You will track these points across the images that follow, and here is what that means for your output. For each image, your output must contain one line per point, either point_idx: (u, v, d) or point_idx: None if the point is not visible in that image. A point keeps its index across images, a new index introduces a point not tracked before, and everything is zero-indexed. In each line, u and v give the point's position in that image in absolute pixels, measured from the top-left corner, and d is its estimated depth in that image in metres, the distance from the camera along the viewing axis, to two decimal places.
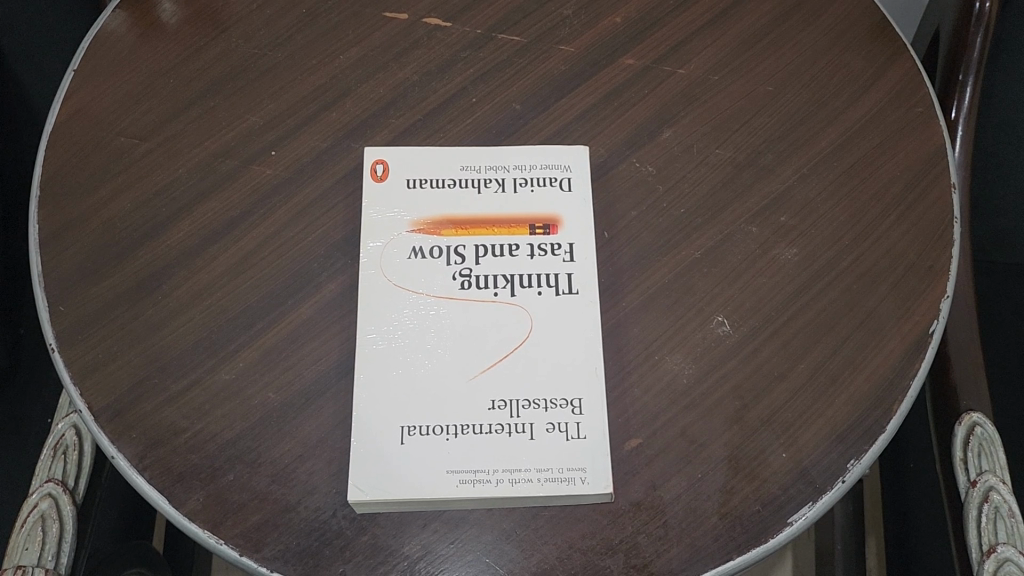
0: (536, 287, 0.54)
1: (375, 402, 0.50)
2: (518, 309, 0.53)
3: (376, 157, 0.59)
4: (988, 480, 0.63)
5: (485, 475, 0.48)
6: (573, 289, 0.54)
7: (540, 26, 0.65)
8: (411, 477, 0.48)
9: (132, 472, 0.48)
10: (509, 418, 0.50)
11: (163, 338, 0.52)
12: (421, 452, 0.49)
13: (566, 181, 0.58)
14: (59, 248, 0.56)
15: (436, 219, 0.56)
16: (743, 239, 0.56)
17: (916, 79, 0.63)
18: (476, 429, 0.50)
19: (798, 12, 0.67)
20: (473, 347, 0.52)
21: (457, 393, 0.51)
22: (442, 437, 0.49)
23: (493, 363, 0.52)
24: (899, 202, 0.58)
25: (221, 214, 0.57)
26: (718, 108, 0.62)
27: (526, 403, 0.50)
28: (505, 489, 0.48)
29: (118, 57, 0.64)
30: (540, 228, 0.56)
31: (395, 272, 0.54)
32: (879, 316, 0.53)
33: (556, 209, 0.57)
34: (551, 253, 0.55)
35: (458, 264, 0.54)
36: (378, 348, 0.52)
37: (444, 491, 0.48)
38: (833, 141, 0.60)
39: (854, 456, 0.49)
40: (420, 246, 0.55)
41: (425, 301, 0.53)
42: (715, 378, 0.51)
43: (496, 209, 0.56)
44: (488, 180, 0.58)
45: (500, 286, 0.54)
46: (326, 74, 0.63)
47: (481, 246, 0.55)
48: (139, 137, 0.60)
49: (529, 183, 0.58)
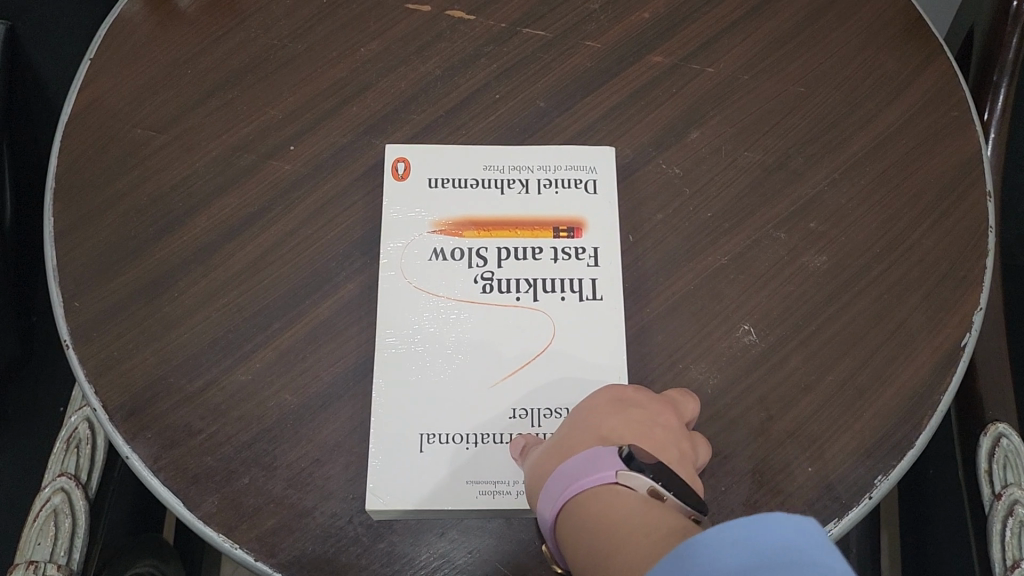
0: (560, 292, 0.53)
1: (394, 408, 0.49)
2: (540, 315, 0.52)
3: (397, 154, 0.57)
4: (1013, 493, 0.62)
5: (505, 486, 0.47)
6: (597, 294, 0.53)
7: (566, 21, 0.64)
8: (431, 485, 0.47)
9: (146, 474, 0.47)
10: (531, 427, 0.49)
11: (179, 335, 0.51)
12: (440, 461, 0.48)
13: (591, 182, 0.56)
14: (76, 241, 0.55)
15: (458, 220, 0.55)
16: (772, 245, 0.55)
17: (952, 82, 0.62)
18: (497, 438, 0.49)
19: (832, 9, 0.65)
20: (495, 353, 0.51)
21: (477, 399, 0.50)
22: (462, 445, 0.49)
23: (514, 370, 0.51)
24: (932, 210, 0.56)
25: (239, 209, 0.56)
26: (747, 109, 0.60)
27: (548, 412, 0.50)
28: (525, 501, 0.47)
29: (136, 45, 0.62)
30: (564, 231, 0.55)
31: (416, 274, 0.53)
32: (910, 328, 0.52)
33: (581, 211, 0.55)
34: (575, 257, 0.54)
35: (479, 267, 0.53)
36: (397, 352, 0.51)
37: (463, 502, 0.47)
38: (866, 145, 0.59)
39: (882, 472, 0.48)
40: (441, 247, 0.54)
41: (446, 304, 0.52)
42: (741, 388, 0.50)
43: (519, 211, 0.55)
44: (511, 180, 0.56)
45: (523, 290, 0.53)
46: (347, 66, 0.62)
47: (504, 249, 0.54)
48: (157, 128, 0.59)
49: (553, 184, 0.56)
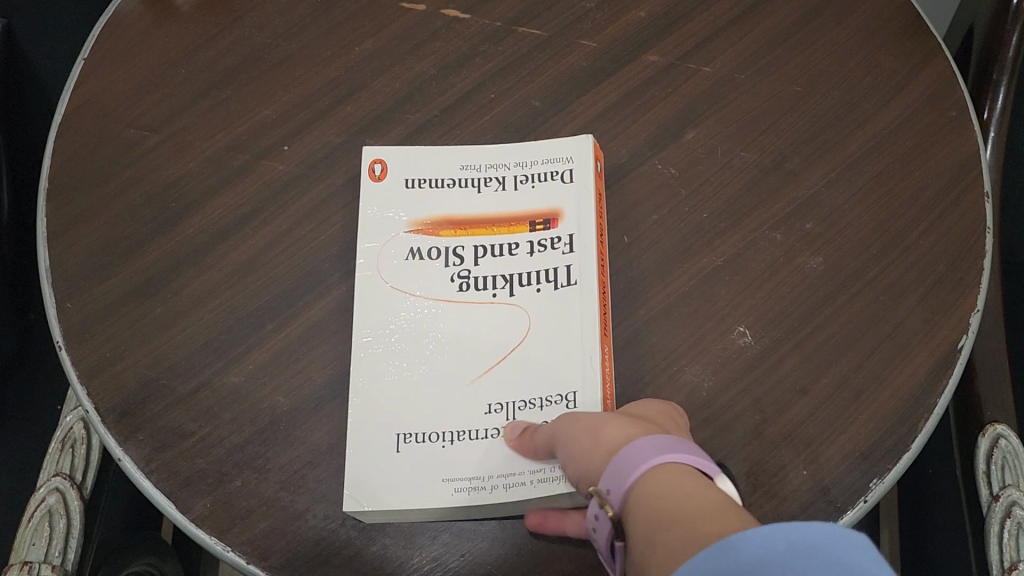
0: (535, 284, 0.52)
1: (370, 410, 0.49)
2: (516, 310, 0.52)
3: (374, 157, 0.57)
4: (1011, 495, 0.61)
5: (481, 482, 0.47)
6: (572, 281, 0.52)
7: (562, 19, 0.63)
8: (408, 485, 0.47)
9: (138, 476, 0.47)
10: (506, 420, 0.49)
11: (171, 337, 0.51)
12: (417, 460, 0.48)
13: (567, 173, 0.56)
14: (68, 242, 0.55)
15: (435, 219, 0.54)
16: (767, 246, 0.54)
17: (950, 82, 0.61)
18: (472, 434, 0.48)
19: (830, 7, 0.65)
20: (471, 350, 0.51)
21: (453, 397, 0.49)
22: (438, 443, 0.48)
23: (489, 366, 0.50)
24: (929, 211, 0.56)
25: (232, 210, 0.55)
26: (743, 109, 0.60)
27: (523, 403, 0.49)
28: (501, 495, 0.46)
29: (130, 43, 0.62)
30: (539, 223, 0.54)
31: (393, 276, 0.53)
32: (907, 329, 0.52)
33: (557, 202, 0.55)
34: (551, 247, 0.53)
35: (456, 265, 0.53)
36: (374, 354, 0.51)
37: (440, 500, 0.46)
38: (863, 145, 0.58)
39: (878, 475, 0.47)
40: (418, 247, 0.54)
41: (423, 304, 0.52)
42: (736, 391, 0.50)
43: (496, 207, 0.55)
44: (488, 178, 0.56)
45: (499, 286, 0.52)
46: (341, 66, 0.61)
47: (480, 246, 0.53)
48: (150, 128, 0.58)
49: (530, 178, 0.56)
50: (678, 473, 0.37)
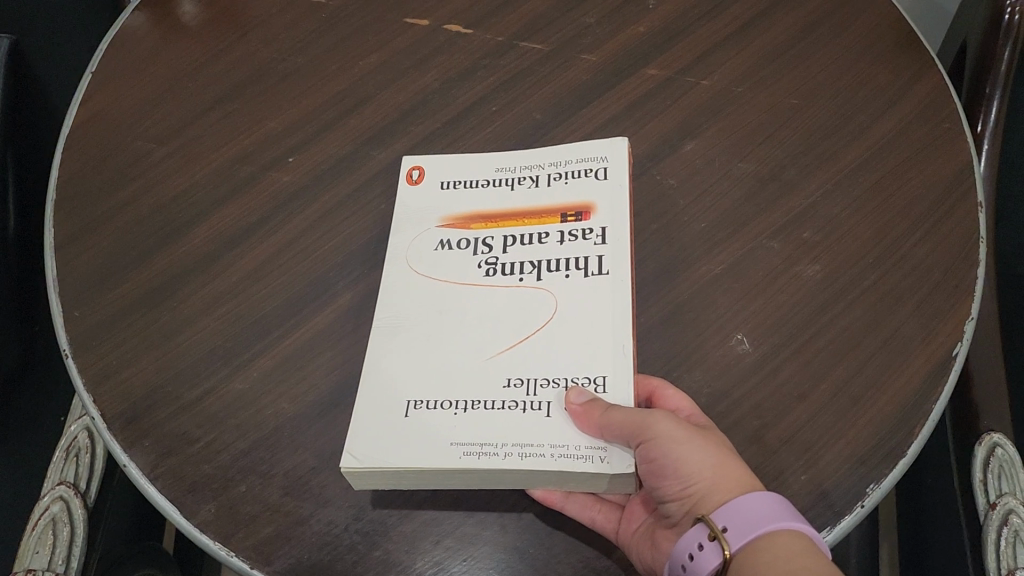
0: (564, 271, 0.52)
1: (391, 384, 0.49)
2: (543, 293, 0.51)
3: (414, 163, 0.58)
4: (1008, 503, 0.61)
5: (492, 448, 0.45)
6: (602, 270, 0.52)
7: (564, 35, 0.66)
8: (415, 448, 0.46)
9: (144, 482, 0.47)
10: (525, 395, 0.47)
11: (178, 344, 0.52)
12: (427, 426, 0.47)
13: (601, 171, 0.56)
14: (80, 252, 0.56)
15: (467, 214, 0.55)
16: (765, 255, 0.55)
17: (944, 94, 0.62)
18: (488, 404, 0.47)
19: (825, 24, 0.67)
20: (496, 330, 0.50)
21: (475, 374, 0.49)
22: (451, 411, 0.47)
23: (511, 345, 0.49)
24: (923, 221, 0.56)
25: (239, 220, 0.56)
26: (741, 121, 0.61)
27: (544, 381, 0.48)
28: (514, 462, 0.44)
29: (147, 62, 0.64)
30: (571, 216, 0.54)
31: (422, 264, 0.54)
32: (903, 336, 0.52)
33: (590, 197, 0.55)
34: (583, 237, 0.53)
35: (484, 253, 0.54)
36: (398, 334, 0.51)
37: (445, 462, 0.45)
38: (858, 156, 0.59)
39: (874, 480, 0.47)
40: (447, 239, 0.54)
41: (451, 291, 0.52)
42: (736, 397, 0.50)
43: (529, 202, 0.55)
44: (522, 178, 0.57)
45: (527, 272, 0.52)
46: (348, 80, 0.63)
47: (510, 237, 0.54)
48: (161, 142, 0.60)
49: (563, 176, 0.56)
50: (806, 549, 0.41)
